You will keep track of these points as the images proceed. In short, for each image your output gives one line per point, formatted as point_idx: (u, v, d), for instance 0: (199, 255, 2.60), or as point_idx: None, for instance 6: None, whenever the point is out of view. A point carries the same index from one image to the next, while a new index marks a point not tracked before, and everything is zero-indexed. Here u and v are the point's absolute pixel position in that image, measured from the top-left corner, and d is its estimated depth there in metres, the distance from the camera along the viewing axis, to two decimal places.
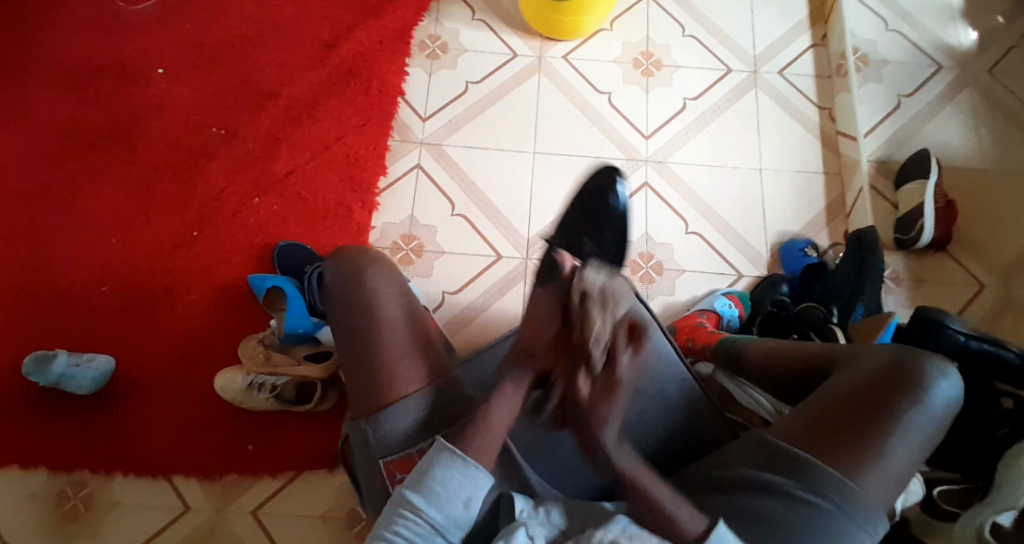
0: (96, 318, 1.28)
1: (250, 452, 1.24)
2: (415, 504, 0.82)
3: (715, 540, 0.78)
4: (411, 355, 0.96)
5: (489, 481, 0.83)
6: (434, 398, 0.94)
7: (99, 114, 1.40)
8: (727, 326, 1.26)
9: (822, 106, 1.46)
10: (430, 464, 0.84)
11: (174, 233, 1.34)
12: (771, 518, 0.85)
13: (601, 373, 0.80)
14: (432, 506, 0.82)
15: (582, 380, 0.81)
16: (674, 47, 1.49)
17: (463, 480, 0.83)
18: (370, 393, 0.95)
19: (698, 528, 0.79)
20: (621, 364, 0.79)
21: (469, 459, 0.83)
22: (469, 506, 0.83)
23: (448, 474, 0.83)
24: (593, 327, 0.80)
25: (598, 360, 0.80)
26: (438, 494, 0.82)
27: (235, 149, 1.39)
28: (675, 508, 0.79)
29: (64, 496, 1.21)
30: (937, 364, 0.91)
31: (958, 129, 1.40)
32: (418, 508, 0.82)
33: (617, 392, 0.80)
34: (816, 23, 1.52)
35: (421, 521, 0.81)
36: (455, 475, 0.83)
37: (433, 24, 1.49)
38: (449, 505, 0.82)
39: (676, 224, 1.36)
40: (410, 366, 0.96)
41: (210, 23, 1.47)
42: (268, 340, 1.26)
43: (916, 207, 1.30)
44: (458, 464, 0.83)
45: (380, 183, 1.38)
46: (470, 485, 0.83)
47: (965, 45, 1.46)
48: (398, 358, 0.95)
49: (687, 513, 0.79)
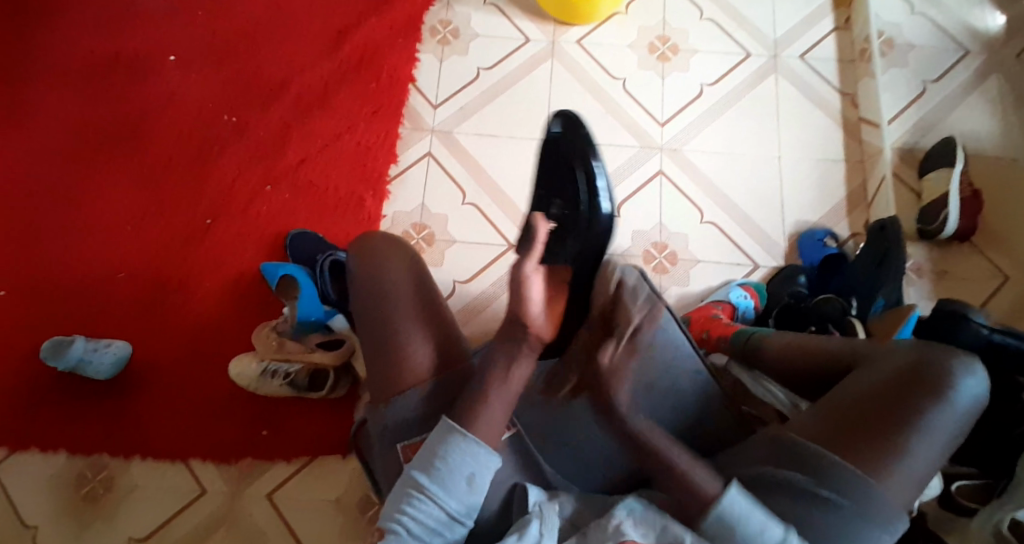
0: (114, 303, 1.30)
1: (264, 438, 1.25)
2: (419, 482, 0.81)
3: (728, 501, 0.79)
4: (427, 344, 0.98)
5: (492, 457, 0.83)
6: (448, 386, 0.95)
7: (115, 101, 1.42)
8: (742, 318, 1.24)
9: (844, 91, 1.42)
10: (434, 442, 0.84)
11: (189, 221, 1.35)
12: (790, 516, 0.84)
13: (623, 344, 0.90)
14: (436, 483, 0.81)
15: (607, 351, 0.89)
16: (692, 31, 1.45)
17: (465, 457, 0.82)
18: (385, 378, 0.97)
19: (713, 490, 0.80)
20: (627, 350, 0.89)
21: (469, 435, 0.83)
22: (473, 484, 0.82)
23: (450, 451, 0.82)
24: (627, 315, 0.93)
25: (618, 342, 0.89)
26: (441, 470, 0.82)
27: (249, 136, 1.39)
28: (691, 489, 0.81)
29: (83, 478, 1.23)
30: (964, 362, 0.89)
31: (985, 115, 1.36)
32: (422, 486, 0.81)
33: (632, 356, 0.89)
34: (839, 5, 1.47)
35: (425, 499, 0.81)
36: (458, 452, 0.82)
37: (445, 9, 1.47)
38: (453, 483, 0.81)
39: (690, 213, 1.34)
40: (425, 353, 0.97)
41: (224, 10, 1.48)
42: (281, 328, 1.26)
43: (941, 197, 1.27)
44: (460, 441, 0.83)
45: (391, 171, 1.37)
46: (473, 462, 0.82)
47: (992, 30, 1.41)
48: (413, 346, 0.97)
49: (703, 475, 0.81)
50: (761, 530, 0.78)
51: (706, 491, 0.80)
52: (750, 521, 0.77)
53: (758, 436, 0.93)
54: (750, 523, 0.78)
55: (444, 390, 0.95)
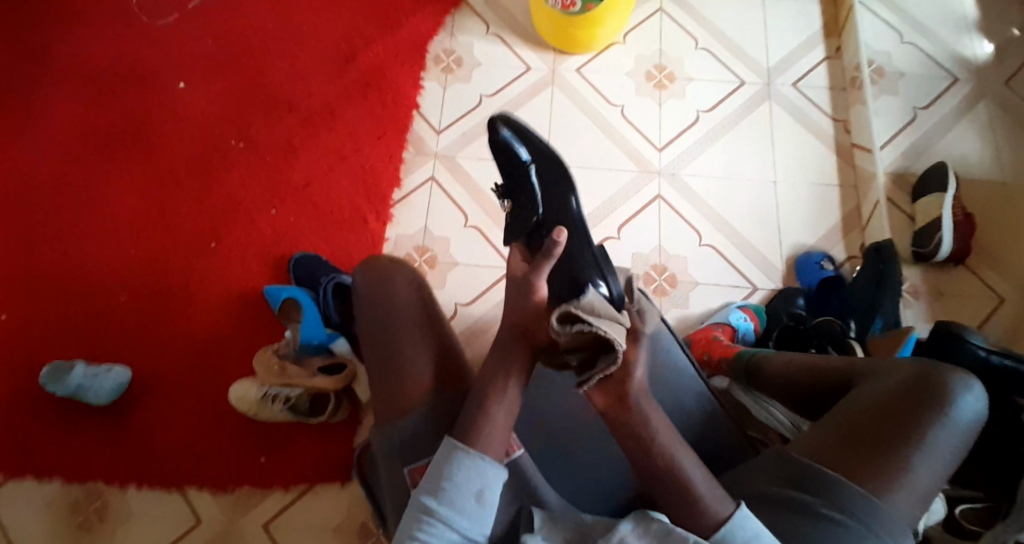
0: (114, 327, 1.30)
1: (263, 464, 1.24)
2: (428, 505, 0.81)
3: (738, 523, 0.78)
4: (427, 357, 0.98)
5: (496, 469, 0.82)
6: (445, 401, 0.94)
7: (119, 126, 1.42)
8: (742, 340, 1.25)
9: (836, 118, 1.45)
10: (438, 464, 0.83)
11: (191, 244, 1.35)
12: (798, 534, 0.83)
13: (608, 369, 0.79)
14: (444, 504, 0.80)
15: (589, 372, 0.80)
16: (687, 60, 1.49)
17: (471, 473, 0.82)
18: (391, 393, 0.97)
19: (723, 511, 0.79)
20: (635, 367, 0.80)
21: (473, 452, 0.82)
22: (481, 498, 0.81)
23: (455, 469, 0.82)
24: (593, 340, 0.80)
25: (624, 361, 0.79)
26: (448, 491, 0.81)
27: (253, 161, 1.40)
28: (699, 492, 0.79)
29: (79, 506, 1.21)
30: (960, 378, 0.90)
31: (975, 141, 1.39)
32: (432, 509, 0.80)
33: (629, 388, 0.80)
34: (830, 35, 1.52)
35: (435, 522, 0.80)
36: (462, 469, 0.82)
37: (447, 38, 1.50)
38: (463, 501, 0.81)
39: (689, 236, 1.36)
40: (425, 366, 0.98)
41: (230, 37, 1.50)
42: (283, 351, 1.26)
43: (934, 219, 1.29)
44: (463, 457, 0.82)
45: (394, 195, 1.38)
46: (479, 477, 0.82)
47: (981, 57, 1.46)
48: (414, 359, 0.98)
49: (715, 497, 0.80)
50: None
51: (716, 513, 0.79)
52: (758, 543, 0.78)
53: (762, 455, 0.94)
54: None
55: (438, 405, 0.94)
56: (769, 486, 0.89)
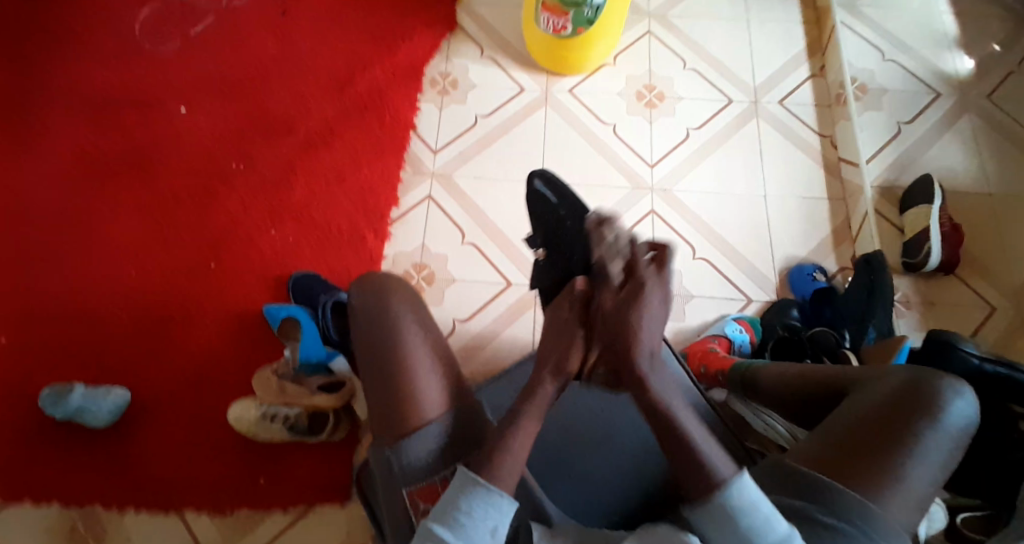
0: (111, 349, 1.29)
1: (261, 485, 1.23)
2: (442, 538, 0.79)
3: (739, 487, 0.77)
4: (436, 382, 0.96)
5: (513, 506, 0.81)
6: (455, 422, 0.93)
7: (119, 150, 1.43)
8: (738, 351, 1.27)
9: (823, 133, 1.49)
10: (454, 494, 0.81)
11: (190, 265, 1.36)
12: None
13: (628, 285, 0.84)
14: (459, 539, 0.79)
15: (610, 272, 0.85)
16: (676, 80, 1.53)
17: (488, 509, 0.80)
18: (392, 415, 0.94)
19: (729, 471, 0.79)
20: (654, 289, 0.83)
21: (493, 487, 0.81)
22: (496, 535, 0.80)
23: (472, 504, 0.80)
24: (608, 264, 0.86)
25: (642, 278, 0.84)
26: (463, 525, 0.79)
27: (251, 183, 1.42)
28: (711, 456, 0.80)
29: (76, 530, 1.20)
30: (950, 383, 0.91)
31: (960, 153, 1.43)
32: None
33: (643, 303, 0.82)
34: (814, 54, 1.56)
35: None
36: (480, 505, 0.80)
37: (443, 62, 1.53)
38: (476, 536, 0.79)
39: (683, 249, 1.38)
40: (435, 391, 0.95)
41: (229, 62, 1.52)
42: (282, 371, 1.25)
43: (922, 231, 1.32)
44: (482, 493, 0.80)
45: (392, 214, 1.40)
46: (495, 514, 0.80)
47: (962, 72, 1.50)
48: (424, 383, 0.95)
49: (720, 458, 0.80)
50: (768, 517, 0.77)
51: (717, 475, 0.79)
52: (755, 513, 0.76)
53: (758, 465, 0.94)
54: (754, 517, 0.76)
55: (448, 428, 0.93)
56: (769, 496, 0.89)
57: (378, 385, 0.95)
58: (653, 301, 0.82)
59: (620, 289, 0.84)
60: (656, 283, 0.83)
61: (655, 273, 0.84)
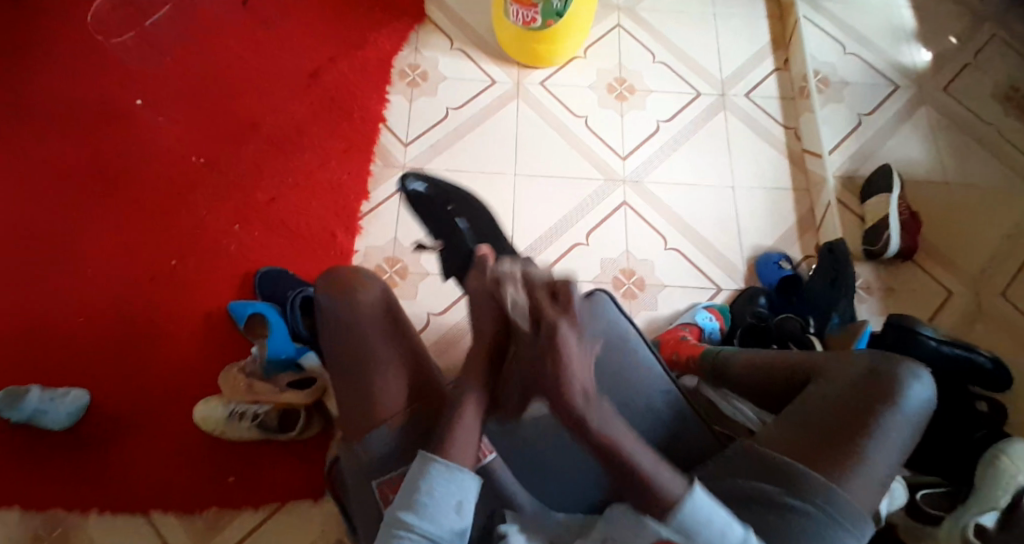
0: (71, 349, 1.25)
1: (231, 483, 1.21)
2: (407, 520, 0.80)
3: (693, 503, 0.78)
4: (399, 376, 0.96)
5: (474, 480, 0.83)
6: (415, 417, 0.94)
7: (77, 145, 1.39)
8: (709, 339, 1.28)
9: (788, 125, 1.51)
10: (415, 476, 0.82)
11: (152, 262, 1.32)
12: (762, 526, 0.87)
13: (540, 330, 0.76)
14: (423, 518, 0.80)
15: (518, 321, 0.79)
16: (646, 73, 1.54)
17: (449, 485, 0.82)
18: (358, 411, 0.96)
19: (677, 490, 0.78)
20: (566, 328, 0.75)
21: (451, 463, 0.82)
22: (461, 510, 0.82)
23: (433, 483, 0.82)
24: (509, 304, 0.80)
25: (554, 320, 0.75)
26: (428, 505, 0.81)
27: (216, 177, 1.39)
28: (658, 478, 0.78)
29: (37, 535, 1.16)
30: (909, 367, 0.94)
31: (919, 144, 1.47)
32: (411, 524, 0.80)
33: (565, 356, 0.75)
34: (778, 48, 1.59)
35: (415, 536, 0.79)
36: (441, 482, 0.82)
37: (412, 54, 1.52)
38: (443, 514, 0.81)
39: (654, 240, 1.39)
40: (398, 385, 0.96)
41: (192, 55, 1.49)
42: (250, 368, 1.23)
43: (882, 219, 1.35)
44: (441, 470, 0.82)
45: (362, 207, 1.38)
46: (457, 490, 0.82)
47: (919, 66, 1.54)
48: (387, 377, 0.96)
49: (669, 480, 0.78)
50: (723, 533, 0.78)
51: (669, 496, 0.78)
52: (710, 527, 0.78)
53: (729, 450, 0.96)
54: (711, 526, 0.78)
55: (407, 424, 0.93)
56: (741, 480, 0.91)
57: (344, 379, 0.97)
58: (571, 351, 0.74)
59: (537, 337, 0.76)
60: (567, 317, 0.75)
61: (563, 312, 0.75)
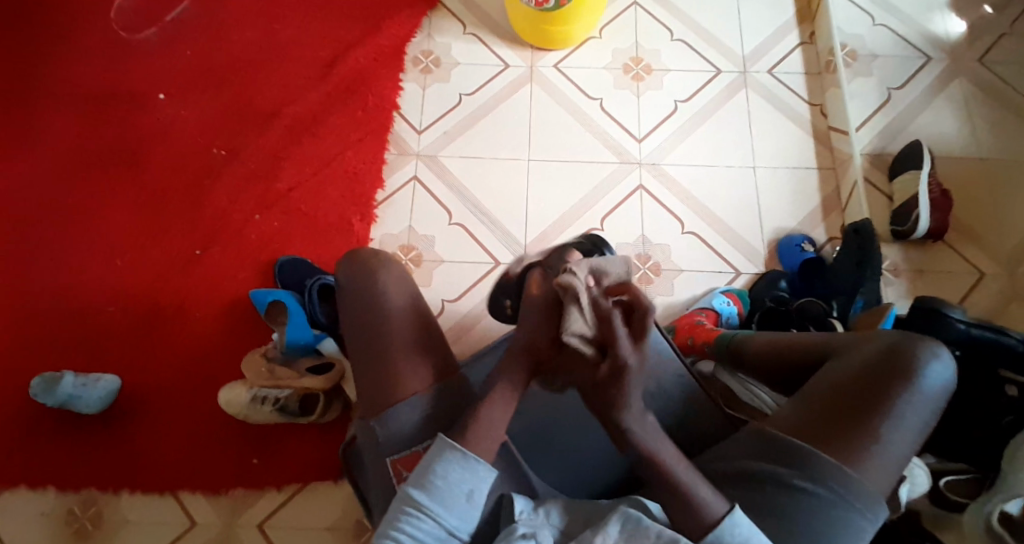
0: (100, 336, 1.30)
1: (255, 465, 1.24)
2: (418, 500, 0.80)
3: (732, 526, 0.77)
4: (420, 352, 0.94)
5: (490, 473, 0.82)
6: (441, 394, 0.92)
7: (105, 139, 1.44)
8: (726, 324, 1.25)
9: (813, 102, 1.47)
10: (431, 459, 0.82)
11: (176, 252, 1.36)
12: (769, 507, 0.85)
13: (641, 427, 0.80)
14: (435, 501, 0.80)
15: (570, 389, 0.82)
16: (664, 51, 1.50)
17: (464, 473, 0.81)
18: (378, 389, 0.93)
19: (718, 512, 0.77)
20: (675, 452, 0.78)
21: (469, 453, 0.81)
22: (471, 499, 0.81)
23: (449, 469, 0.81)
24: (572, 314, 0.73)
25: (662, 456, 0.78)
26: (440, 489, 0.80)
27: (236, 167, 1.42)
28: (695, 490, 0.78)
29: (73, 514, 1.21)
30: (930, 346, 0.90)
31: (951, 118, 1.41)
32: (421, 505, 0.80)
33: (630, 373, 0.74)
34: (804, 21, 1.53)
35: (425, 518, 0.80)
36: (457, 470, 0.81)
37: (426, 39, 1.52)
38: (452, 501, 0.80)
39: (672, 225, 1.37)
40: (419, 362, 0.93)
41: (212, 48, 1.51)
42: (271, 354, 1.26)
43: (911, 198, 1.30)
44: (459, 459, 0.81)
45: (377, 196, 1.40)
46: (471, 478, 0.81)
47: (953, 36, 1.48)
48: (408, 354, 0.93)
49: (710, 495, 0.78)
50: None
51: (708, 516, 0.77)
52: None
53: (740, 432, 0.94)
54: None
55: (430, 405, 0.91)
56: (751, 462, 0.89)
57: (364, 366, 0.94)
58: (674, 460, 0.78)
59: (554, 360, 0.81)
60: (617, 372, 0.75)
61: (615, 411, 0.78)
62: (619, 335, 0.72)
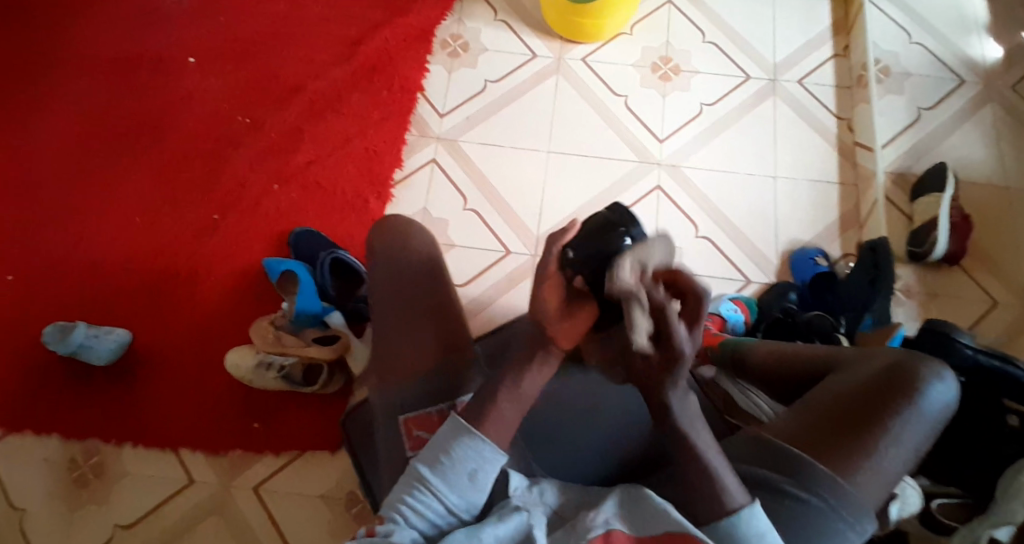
0: (115, 292, 1.33)
1: (256, 430, 1.26)
2: (422, 474, 0.80)
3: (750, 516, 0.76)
4: (433, 327, 0.95)
5: (499, 457, 0.81)
6: (453, 366, 0.93)
7: (134, 99, 1.46)
8: (732, 330, 1.23)
9: (841, 116, 1.45)
10: (442, 438, 0.82)
11: (195, 215, 1.39)
12: None
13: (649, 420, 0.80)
14: (438, 476, 0.80)
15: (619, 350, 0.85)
16: (694, 53, 1.50)
17: (470, 453, 0.80)
18: (389, 356, 0.93)
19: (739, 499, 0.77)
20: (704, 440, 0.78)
21: (476, 434, 0.81)
22: (475, 480, 0.80)
23: (456, 448, 0.81)
24: (633, 316, 0.72)
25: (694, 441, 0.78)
26: (445, 465, 0.80)
27: (260, 137, 1.44)
28: (721, 474, 0.77)
29: (76, 463, 1.25)
30: (935, 367, 0.90)
31: (980, 143, 1.39)
32: (426, 479, 0.80)
33: (681, 363, 0.74)
34: (839, 33, 1.52)
35: (427, 492, 0.79)
36: (464, 449, 0.81)
37: (455, 24, 1.52)
38: (455, 478, 0.80)
39: (686, 227, 1.36)
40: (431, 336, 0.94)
41: (246, 17, 1.53)
42: (279, 322, 1.26)
43: (930, 221, 1.29)
44: (467, 439, 0.81)
45: (396, 175, 1.41)
46: (476, 458, 0.81)
47: (989, 60, 1.46)
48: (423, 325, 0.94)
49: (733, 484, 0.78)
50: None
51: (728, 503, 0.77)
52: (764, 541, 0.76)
53: (736, 436, 0.93)
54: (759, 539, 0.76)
55: (438, 377, 0.91)
56: (745, 466, 0.88)
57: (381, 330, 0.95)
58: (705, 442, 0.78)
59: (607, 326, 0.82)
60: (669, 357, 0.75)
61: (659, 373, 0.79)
62: (676, 335, 0.72)
